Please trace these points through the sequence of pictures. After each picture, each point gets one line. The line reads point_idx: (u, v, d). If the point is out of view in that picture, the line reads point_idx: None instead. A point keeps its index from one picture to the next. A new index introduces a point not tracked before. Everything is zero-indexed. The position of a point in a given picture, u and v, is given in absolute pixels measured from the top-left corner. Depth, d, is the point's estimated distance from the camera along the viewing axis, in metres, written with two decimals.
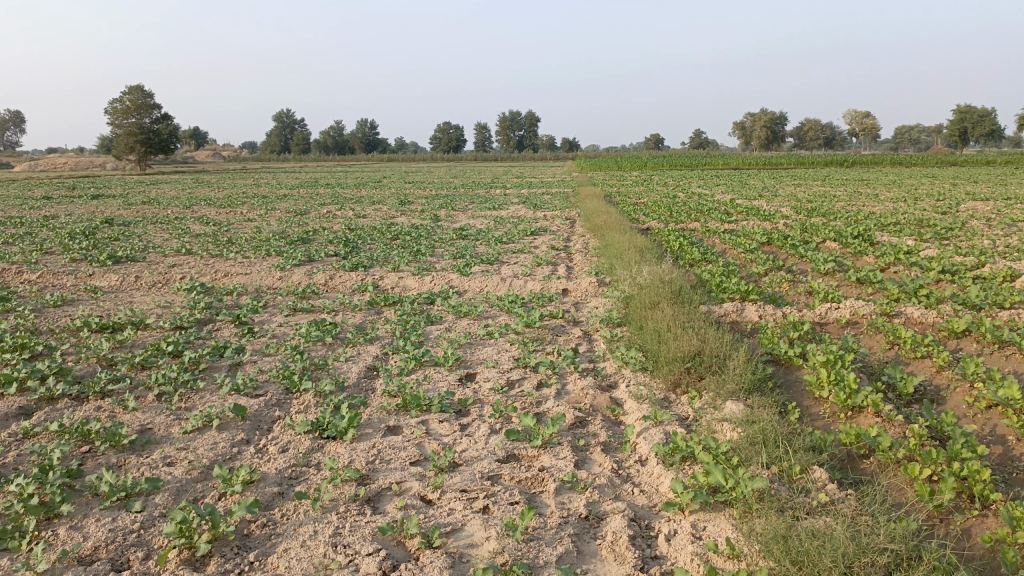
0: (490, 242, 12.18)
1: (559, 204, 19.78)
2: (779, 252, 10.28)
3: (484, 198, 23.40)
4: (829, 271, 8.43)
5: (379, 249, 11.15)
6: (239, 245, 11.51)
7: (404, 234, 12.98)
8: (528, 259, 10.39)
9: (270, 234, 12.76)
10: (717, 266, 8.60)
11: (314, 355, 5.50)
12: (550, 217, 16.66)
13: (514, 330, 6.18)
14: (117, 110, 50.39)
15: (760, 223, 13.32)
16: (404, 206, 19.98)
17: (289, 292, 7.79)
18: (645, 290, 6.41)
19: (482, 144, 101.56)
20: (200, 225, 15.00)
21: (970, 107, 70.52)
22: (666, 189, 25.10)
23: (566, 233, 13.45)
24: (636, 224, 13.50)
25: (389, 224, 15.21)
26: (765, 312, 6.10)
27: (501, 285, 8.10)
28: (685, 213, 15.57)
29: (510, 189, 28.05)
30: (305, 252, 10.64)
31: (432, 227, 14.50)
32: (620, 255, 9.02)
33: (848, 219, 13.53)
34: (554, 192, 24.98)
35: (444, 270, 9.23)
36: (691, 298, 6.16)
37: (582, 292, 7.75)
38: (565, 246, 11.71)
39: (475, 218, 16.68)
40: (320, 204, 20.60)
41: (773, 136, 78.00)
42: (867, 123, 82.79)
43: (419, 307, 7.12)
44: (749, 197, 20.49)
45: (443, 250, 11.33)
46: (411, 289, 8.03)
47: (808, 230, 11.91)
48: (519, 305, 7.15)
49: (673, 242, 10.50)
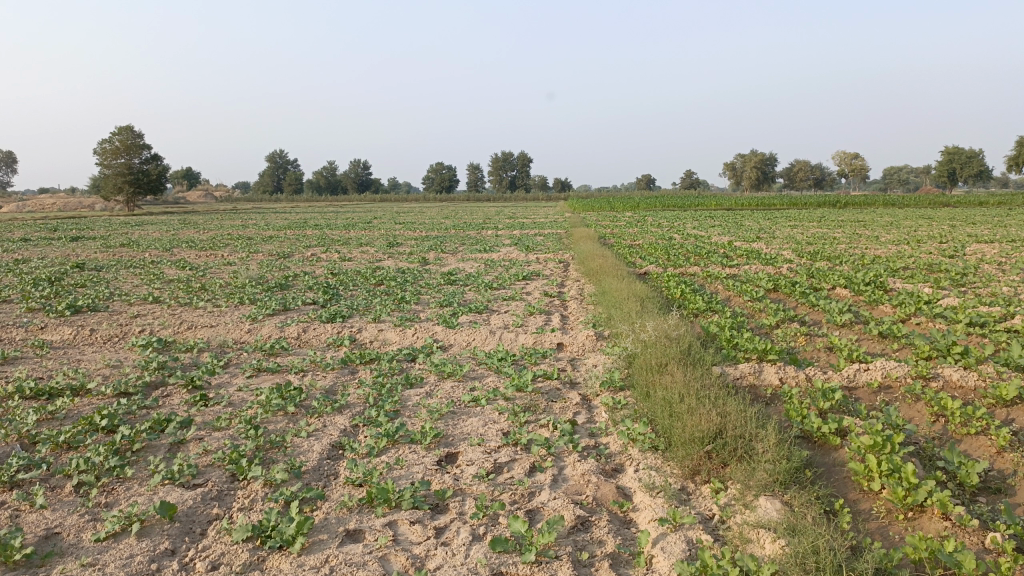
0: (480, 288, 11.51)
1: (552, 247, 19.22)
2: (787, 299, 9.64)
3: (475, 239, 22.82)
4: (846, 323, 7.76)
5: (361, 297, 10.45)
6: (212, 293, 10.80)
7: (389, 279, 12.31)
8: (519, 307, 9.71)
9: (247, 279, 12.07)
10: (724, 317, 7.93)
11: (272, 428, 4.76)
12: (542, 260, 16.03)
13: (504, 395, 5.46)
14: (107, 151, 49.95)
15: (763, 267, 12.71)
16: (392, 249, 19.35)
17: (255, 347, 7.08)
18: (649, 348, 5.72)
19: (474, 184, 101.71)
20: (175, 270, 14.30)
21: (958, 149, 70.99)
22: (660, 230, 24.59)
23: (560, 278, 12.80)
24: (633, 268, 12.87)
25: (374, 268, 14.54)
26: (786, 373, 5.42)
27: (490, 338, 7.41)
28: (683, 256, 14.97)
29: (501, 230, 27.51)
30: (282, 300, 9.94)
31: (419, 271, 13.81)
32: (620, 304, 8.35)
33: (854, 264, 12.95)
34: (547, 234, 24.43)
35: (429, 321, 8.53)
36: (703, 358, 5.47)
37: (579, 346, 7.06)
38: (559, 293, 11.04)
39: (465, 261, 16.04)
40: (305, 246, 19.96)
41: (763, 177, 78.29)
42: (857, 164, 83.25)
43: (399, 365, 6.41)
44: (747, 239, 19.94)
45: (429, 297, 10.65)
46: (391, 344, 7.32)
47: (816, 275, 11.28)
48: (509, 364, 6.43)
49: (674, 289, 9.86)
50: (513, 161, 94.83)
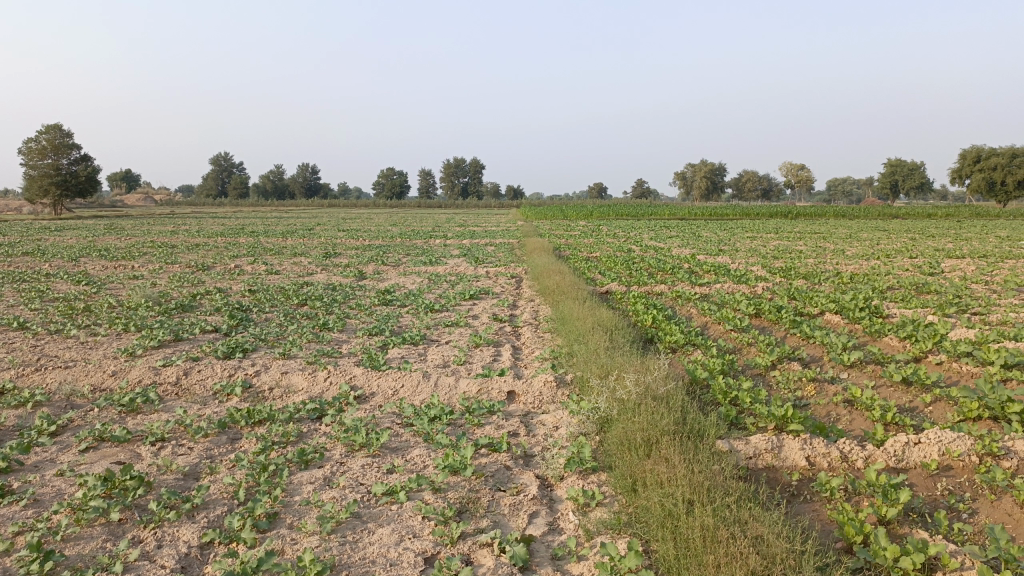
0: (419, 309, 9.95)
1: (504, 258, 17.80)
2: (773, 327, 8.33)
3: (420, 249, 21.19)
4: (854, 363, 6.43)
5: (274, 322, 8.80)
6: (95, 317, 8.99)
7: (315, 299, 10.66)
8: (464, 336, 8.19)
9: (144, 296, 10.27)
10: (710, 353, 6.52)
11: (74, 557, 3.14)
12: (492, 275, 14.51)
13: (433, 482, 3.92)
14: (32, 150, 46.84)
15: (736, 286, 11.45)
16: (327, 260, 17.64)
17: (112, 401, 5.40)
18: (631, 414, 4.25)
19: (425, 190, 99.90)
20: (67, 285, 12.38)
21: (901, 161, 72.23)
22: (616, 241, 23.39)
23: (511, 297, 11.29)
24: (593, 286, 11.49)
25: (301, 283, 12.84)
26: (817, 454, 4.01)
27: (422, 385, 5.84)
28: (647, 271, 13.68)
29: (450, 238, 26.01)
30: (174, 328, 8.22)
31: (352, 288, 12.16)
32: (584, 336, 6.90)
33: (835, 283, 11.75)
34: (498, 244, 23.00)
35: (350, 357, 6.94)
36: (705, 430, 4.04)
37: (535, 397, 5.57)
38: (511, 317, 9.54)
39: (407, 275, 14.48)
40: (230, 257, 18.08)
41: (714, 188, 78.52)
42: (804, 175, 84.20)
43: (297, 428, 4.82)
44: (709, 252, 18.78)
45: (358, 322, 9.04)
46: (295, 395, 5.72)
47: (799, 298, 9.99)
48: (443, 427, 4.89)
49: (643, 315, 8.46)
50: (465, 167, 93.45)
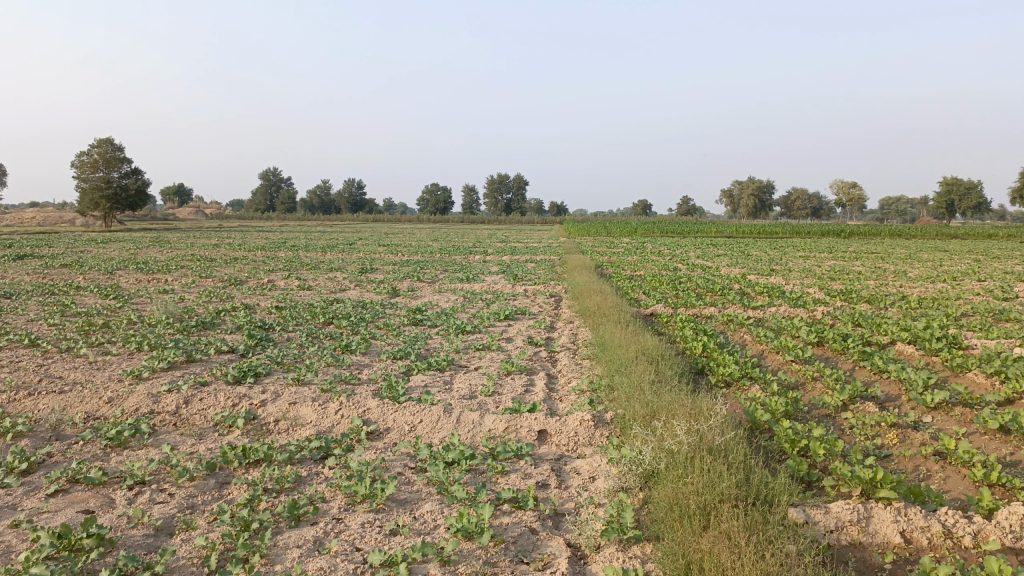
0: (451, 330, 9.34)
1: (544, 276, 17.16)
2: (838, 357, 7.50)
3: (459, 266, 20.68)
4: (938, 405, 5.59)
5: (295, 343, 8.27)
6: (111, 334, 8.58)
7: (342, 317, 10.14)
8: (495, 362, 7.54)
9: (165, 311, 9.87)
10: (770, 391, 5.75)
11: None
12: (530, 294, 13.88)
13: (442, 550, 3.26)
14: (85, 164, 47.84)
15: (792, 310, 10.62)
16: (362, 276, 17.19)
17: (100, 434, 4.89)
18: (684, 472, 3.54)
19: (468, 206, 99.98)
20: (94, 299, 12.10)
21: (958, 180, 69.75)
22: (661, 259, 22.58)
23: (549, 318, 10.62)
24: (637, 308, 10.76)
25: (330, 300, 12.36)
26: (913, 529, 3.23)
27: (443, 421, 5.20)
28: (694, 292, 12.90)
29: (490, 254, 25.47)
30: (188, 347, 7.74)
31: (382, 306, 11.64)
32: (626, 367, 6.20)
33: (901, 308, 10.82)
34: (539, 260, 22.36)
35: (367, 386, 6.34)
36: (775, 495, 3.32)
37: (570, 439, 4.89)
38: (547, 340, 8.88)
39: (442, 293, 13.93)
40: (266, 271, 17.83)
41: (761, 205, 76.89)
42: (855, 193, 81.94)
43: (294, 471, 4.22)
44: (760, 272, 17.84)
45: (384, 344, 8.46)
46: (301, 429, 5.13)
47: (864, 325, 9.12)
48: (461, 475, 4.23)
49: (691, 341, 7.71)
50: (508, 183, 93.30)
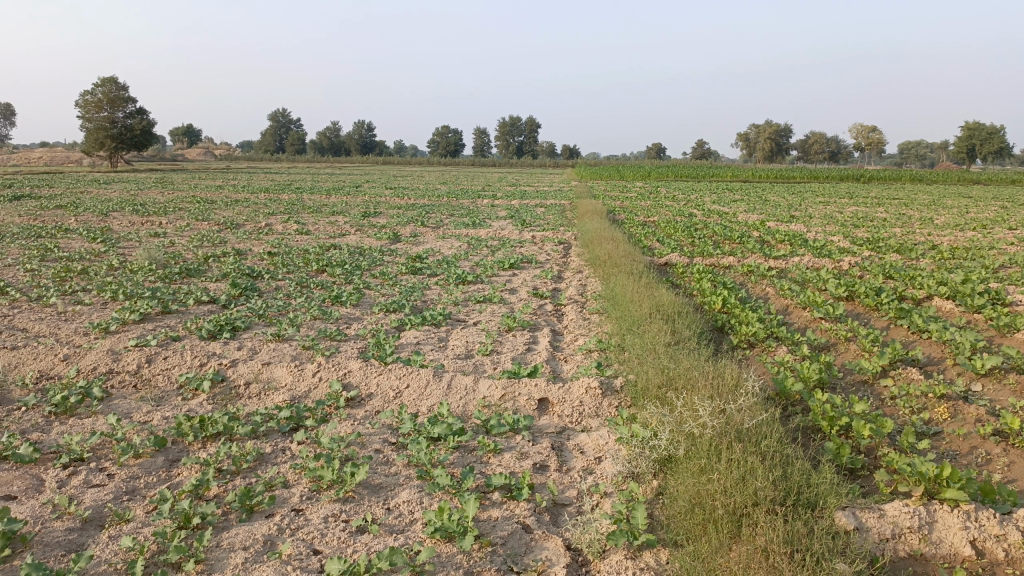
0: (451, 280, 8.74)
1: (554, 222, 16.47)
2: (870, 313, 6.87)
3: (465, 210, 19.96)
4: (990, 372, 4.97)
5: (282, 293, 7.69)
6: (87, 282, 8.02)
7: (337, 264, 9.54)
8: (496, 316, 6.95)
9: (148, 257, 9.27)
10: (800, 356, 5.13)
11: None
12: (538, 240, 13.22)
13: (415, 556, 2.71)
14: (89, 102, 46.88)
15: (815, 260, 9.94)
16: (364, 220, 16.53)
17: (46, 398, 4.36)
18: (709, 463, 2.96)
19: (479, 148, 98.43)
20: (81, 243, 11.52)
21: (980, 124, 67.74)
22: (675, 204, 21.79)
23: (556, 268, 9.99)
24: (651, 257, 10.10)
25: (327, 245, 11.75)
26: (986, 537, 2.64)
27: (432, 386, 4.62)
28: (712, 240, 12.20)
29: (499, 198, 24.72)
30: (165, 297, 7.17)
31: (381, 252, 11.03)
32: (639, 325, 5.59)
33: (934, 259, 10.11)
34: (548, 205, 21.56)
35: (354, 343, 5.76)
36: (818, 495, 2.75)
37: (573, 409, 4.32)
38: (554, 292, 8.27)
39: (446, 238, 13.30)
40: (265, 215, 17.23)
41: (777, 149, 75.19)
42: (875, 137, 79.85)
43: (255, 447, 3.67)
44: (780, 218, 17.04)
45: (378, 294, 7.87)
46: (273, 393, 4.59)
47: (896, 277, 8.43)
48: (447, 454, 3.66)
49: (710, 296, 7.08)
50: (520, 126, 91.68)
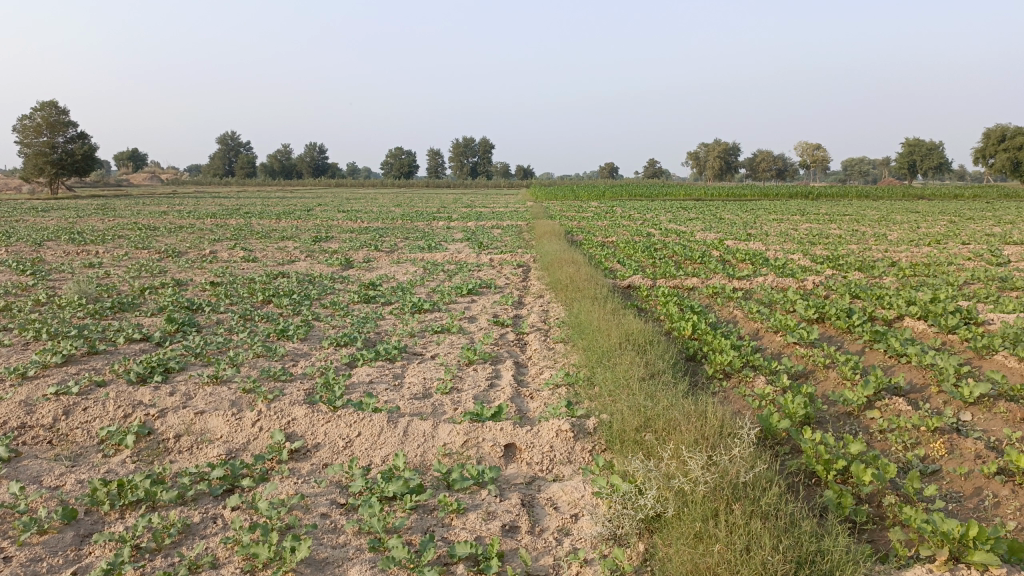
0: (406, 309, 8.29)
1: (511, 244, 16.14)
2: (843, 337, 6.62)
3: (421, 233, 19.53)
4: (978, 399, 4.71)
5: (224, 327, 7.15)
6: (8, 319, 7.36)
7: (285, 294, 9.01)
8: (454, 348, 6.52)
9: (79, 290, 8.63)
10: (781, 387, 4.81)
11: None
12: (496, 263, 12.85)
13: None
14: (27, 126, 45.22)
15: (779, 280, 9.76)
16: (316, 245, 15.97)
17: None
18: (708, 529, 2.59)
19: (434, 170, 98.09)
20: (7, 275, 10.76)
21: (920, 141, 69.94)
22: (632, 224, 21.69)
23: (516, 293, 9.62)
24: (613, 280, 9.79)
25: (275, 273, 11.19)
26: None
27: (385, 433, 4.17)
28: (673, 261, 11.99)
29: (455, 220, 24.33)
30: (93, 335, 6.58)
31: (332, 279, 10.52)
32: (609, 357, 5.22)
33: (895, 276, 10.03)
34: (505, 227, 21.25)
35: (299, 384, 5.28)
36: (833, 565, 2.41)
37: (543, 456, 3.92)
38: (514, 319, 7.88)
39: (400, 263, 12.86)
40: (211, 241, 16.54)
41: (727, 167, 76.49)
42: (821, 155, 81.81)
43: (180, 518, 3.18)
44: (737, 236, 16.99)
45: (328, 326, 7.38)
46: (206, 447, 4.09)
47: (863, 297, 8.26)
48: (402, 518, 3.22)
49: (678, 321, 6.76)
50: (474, 147, 91.66)
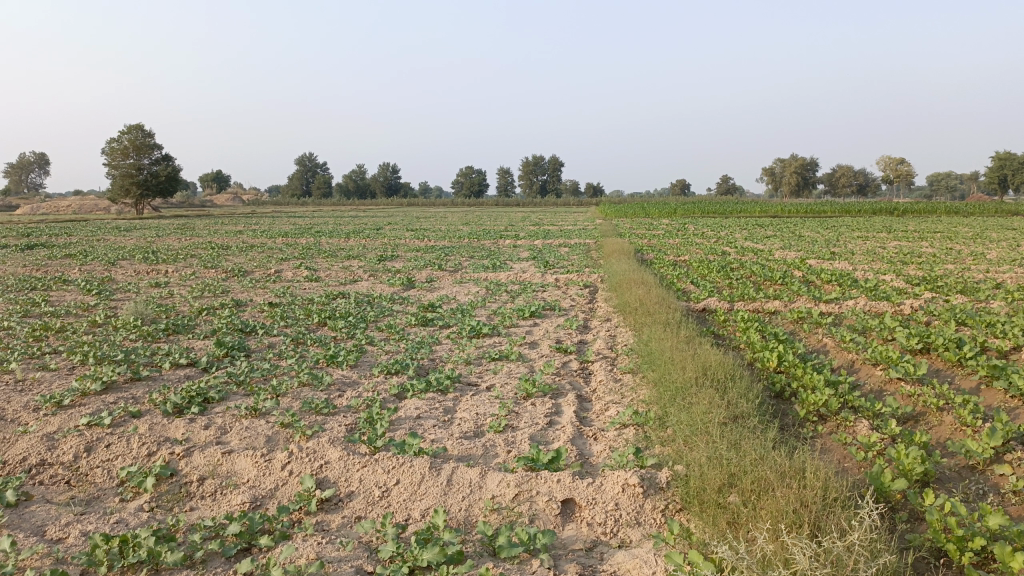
0: (465, 332, 7.81)
1: (580, 262, 15.59)
2: (953, 371, 5.82)
3: (486, 251, 19.18)
4: None
5: (273, 352, 6.81)
6: (60, 342, 7.21)
7: (341, 316, 8.68)
8: (513, 378, 6.00)
9: (136, 312, 8.49)
10: (888, 434, 4.12)
11: None
12: (563, 284, 12.31)
13: None
14: (115, 149, 47.06)
15: (871, 303, 8.91)
16: (380, 264, 15.75)
17: None
18: None
19: (503, 188, 98.39)
20: (74, 295, 10.80)
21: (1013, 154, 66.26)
22: (707, 241, 20.85)
23: (582, 316, 9.05)
24: (687, 303, 9.12)
25: (336, 294, 10.92)
26: None
27: (427, 481, 3.68)
28: (752, 282, 11.21)
29: (522, 238, 23.91)
30: (139, 360, 6.32)
31: (392, 301, 10.17)
32: (683, 395, 4.61)
33: (1004, 300, 9.05)
34: (572, 245, 20.68)
35: (340, 418, 4.84)
36: None
37: (607, 516, 3.36)
38: (579, 345, 7.32)
39: (464, 283, 12.45)
40: (278, 260, 16.52)
41: (804, 183, 74.09)
42: (904, 169, 78.45)
43: None
44: (820, 255, 15.98)
45: (381, 352, 6.97)
46: (230, 493, 3.68)
47: (971, 324, 7.38)
48: None
49: (761, 351, 6.08)
50: (544, 165, 91.55)
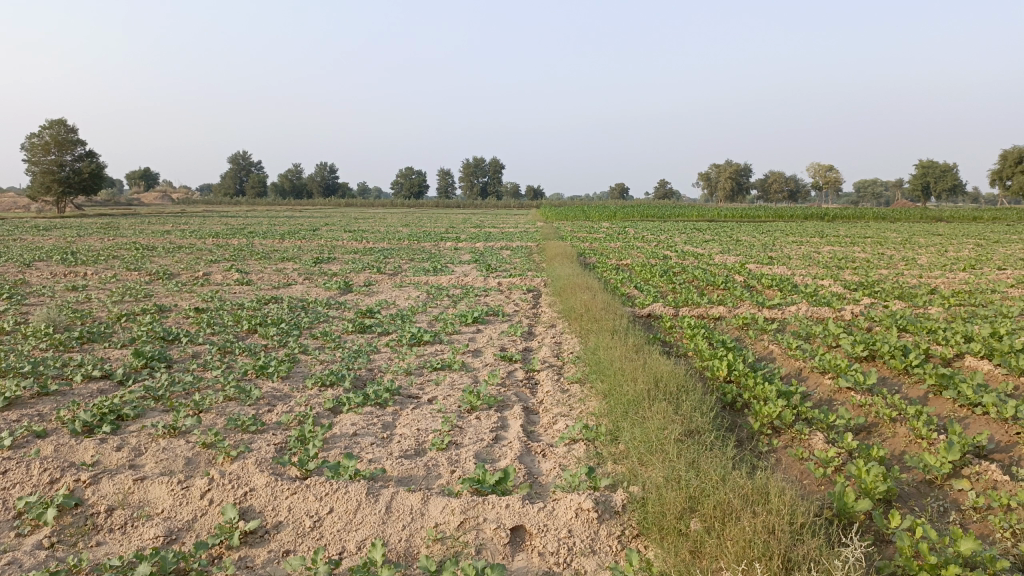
0: (405, 340, 7.48)
1: (522, 266, 15.39)
2: (899, 380, 5.78)
3: (427, 254, 18.82)
4: None
5: (199, 363, 6.36)
6: None
7: (274, 322, 8.24)
8: (456, 389, 5.71)
9: (48, 319, 7.88)
10: (845, 448, 3.98)
11: None
12: (506, 288, 12.07)
13: None
14: (36, 143, 44.83)
15: (813, 309, 8.93)
16: (317, 267, 15.23)
17: None
18: None
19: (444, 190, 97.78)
20: None
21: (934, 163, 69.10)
22: (647, 245, 20.94)
23: (526, 322, 8.81)
24: (632, 308, 8.98)
25: (269, 298, 10.43)
26: None
27: (363, 509, 3.36)
28: (696, 286, 11.17)
29: (464, 241, 23.60)
30: (48, 372, 5.80)
31: (328, 306, 9.75)
32: (635, 408, 4.40)
33: (940, 305, 9.19)
34: (514, 248, 20.48)
35: (269, 437, 4.47)
36: None
37: (560, 544, 3.10)
38: (524, 353, 7.07)
39: (404, 287, 12.09)
40: (208, 262, 15.84)
41: (739, 188, 75.75)
42: (833, 176, 81.02)
43: None
44: (759, 260, 16.15)
45: (316, 361, 6.59)
46: (142, 526, 3.29)
47: (912, 330, 7.42)
48: None
49: (710, 359, 5.94)
50: (484, 167, 91.33)
